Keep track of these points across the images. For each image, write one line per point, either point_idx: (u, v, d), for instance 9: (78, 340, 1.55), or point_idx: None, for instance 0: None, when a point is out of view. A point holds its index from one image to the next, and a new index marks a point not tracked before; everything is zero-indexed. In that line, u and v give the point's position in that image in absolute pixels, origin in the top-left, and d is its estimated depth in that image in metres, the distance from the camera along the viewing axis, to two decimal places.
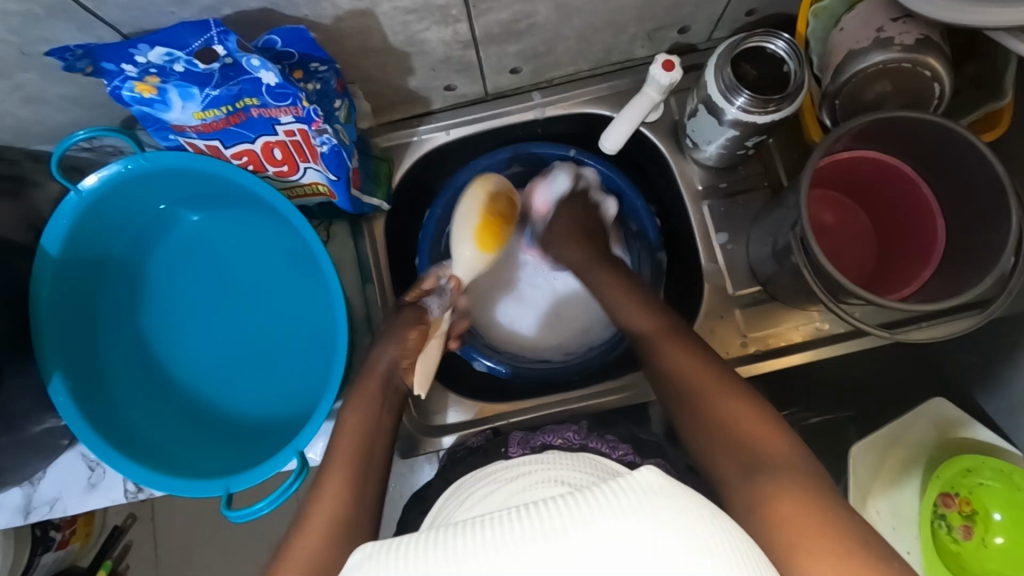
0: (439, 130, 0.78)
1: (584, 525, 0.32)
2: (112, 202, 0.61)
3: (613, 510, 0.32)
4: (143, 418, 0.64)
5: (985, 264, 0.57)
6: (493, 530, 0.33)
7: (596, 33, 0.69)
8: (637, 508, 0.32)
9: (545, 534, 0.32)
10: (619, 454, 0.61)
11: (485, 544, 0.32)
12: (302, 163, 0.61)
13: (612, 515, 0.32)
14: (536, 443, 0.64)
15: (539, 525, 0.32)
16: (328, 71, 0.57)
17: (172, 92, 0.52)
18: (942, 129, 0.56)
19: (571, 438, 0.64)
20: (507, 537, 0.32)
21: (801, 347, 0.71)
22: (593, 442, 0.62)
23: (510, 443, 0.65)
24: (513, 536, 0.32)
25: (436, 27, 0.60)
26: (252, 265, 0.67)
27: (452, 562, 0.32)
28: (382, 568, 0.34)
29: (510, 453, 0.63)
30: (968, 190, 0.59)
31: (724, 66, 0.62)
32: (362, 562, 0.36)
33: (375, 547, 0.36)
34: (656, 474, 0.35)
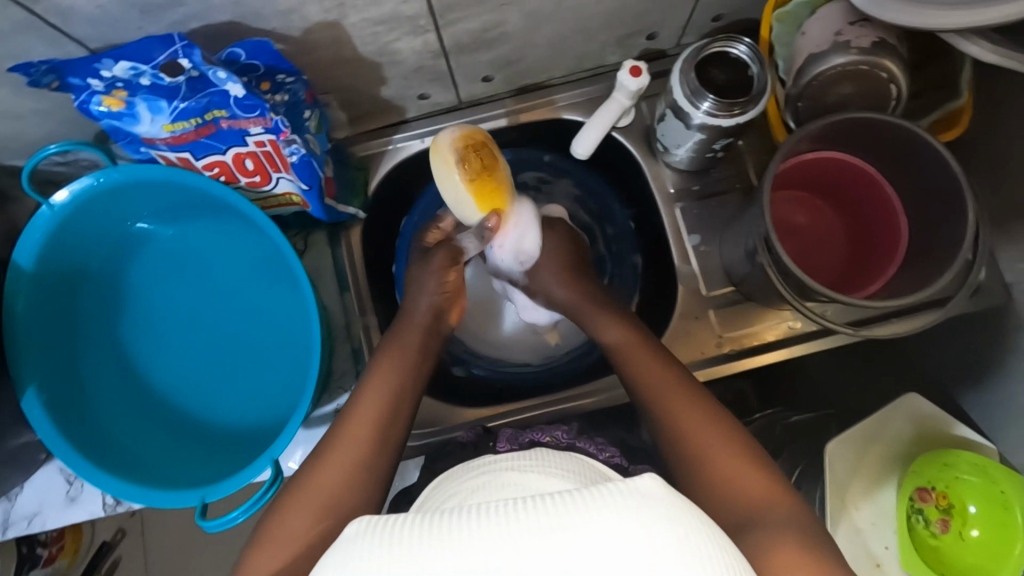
0: (415, 138, 0.78)
1: (583, 519, 0.33)
2: (85, 215, 0.62)
3: (609, 512, 0.33)
4: (119, 430, 0.64)
5: (946, 262, 0.58)
6: (488, 519, 0.34)
7: (567, 41, 0.70)
8: (627, 509, 0.34)
9: (550, 525, 0.33)
10: (605, 455, 0.61)
11: (480, 530, 0.33)
12: (274, 173, 0.62)
13: (609, 516, 0.33)
14: (525, 439, 0.62)
15: (542, 517, 0.33)
16: (296, 82, 0.58)
17: (139, 106, 0.52)
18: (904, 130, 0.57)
19: (560, 436, 0.64)
20: (506, 526, 0.33)
21: (775, 346, 0.72)
22: (580, 442, 0.61)
23: (499, 438, 0.65)
24: (511, 526, 0.33)
25: (406, 37, 0.61)
26: (228, 275, 0.68)
27: (448, 544, 0.33)
28: (373, 547, 0.35)
29: (498, 448, 0.63)
30: (929, 191, 0.60)
31: (688, 71, 0.63)
32: (357, 535, 0.36)
33: (370, 521, 0.37)
34: (654, 481, 0.36)
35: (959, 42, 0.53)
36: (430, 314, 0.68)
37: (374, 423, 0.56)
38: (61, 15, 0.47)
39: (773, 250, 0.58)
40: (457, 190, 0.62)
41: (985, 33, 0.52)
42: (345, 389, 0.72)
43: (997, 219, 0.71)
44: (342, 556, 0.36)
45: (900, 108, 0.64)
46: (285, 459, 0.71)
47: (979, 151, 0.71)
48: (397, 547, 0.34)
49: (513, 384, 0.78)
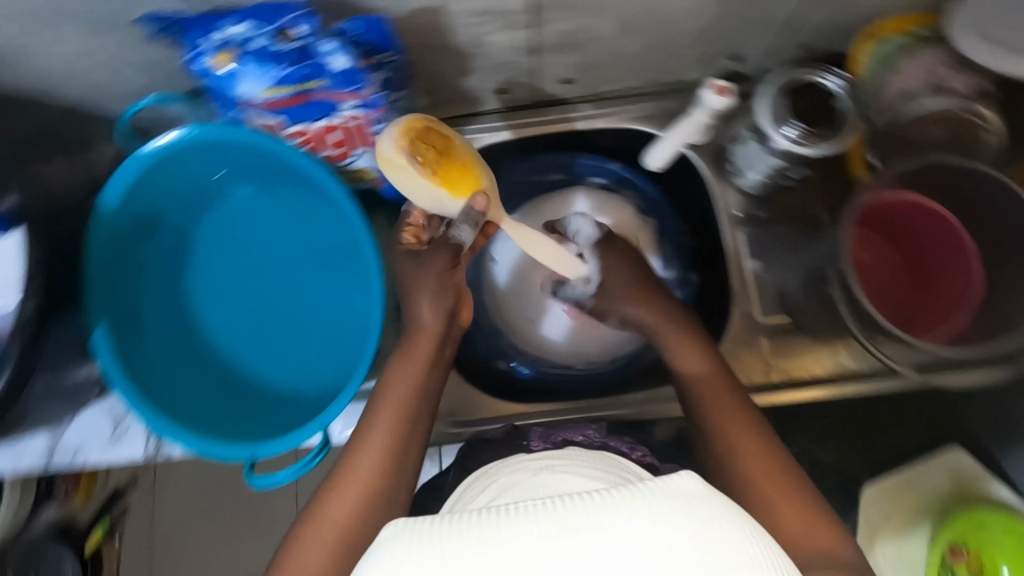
0: (487, 131, 0.79)
1: (605, 521, 0.33)
2: (171, 165, 0.63)
3: (639, 516, 0.33)
4: (175, 378, 0.65)
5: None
6: (521, 519, 0.34)
7: (653, 53, 0.71)
8: (662, 518, 0.33)
9: (563, 528, 0.33)
10: (638, 455, 0.62)
11: (513, 530, 0.34)
12: (355, 148, 0.64)
13: (637, 520, 0.33)
14: (558, 438, 0.62)
15: (559, 515, 0.34)
16: (397, 60, 0.58)
17: (245, 68, 0.54)
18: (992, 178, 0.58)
19: (592, 434, 0.64)
20: (537, 525, 0.33)
21: (823, 382, 0.71)
22: (613, 441, 0.62)
23: (531, 436, 0.65)
24: (539, 525, 0.33)
25: (501, 31, 0.62)
26: (296, 242, 0.69)
27: (485, 543, 0.34)
28: (410, 549, 0.35)
29: (530, 445, 0.63)
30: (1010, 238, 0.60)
31: (776, 97, 0.63)
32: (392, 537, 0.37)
33: (405, 521, 0.37)
34: (691, 480, 0.36)
35: None
36: (444, 322, 0.61)
37: (394, 414, 0.57)
38: None
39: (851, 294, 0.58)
40: (413, 187, 0.58)
41: None
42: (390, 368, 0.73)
43: None
44: (378, 557, 0.37)
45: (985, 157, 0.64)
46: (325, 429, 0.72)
47: None
48: (430, 546, 0.35)
49: (553, 386, 0.77)
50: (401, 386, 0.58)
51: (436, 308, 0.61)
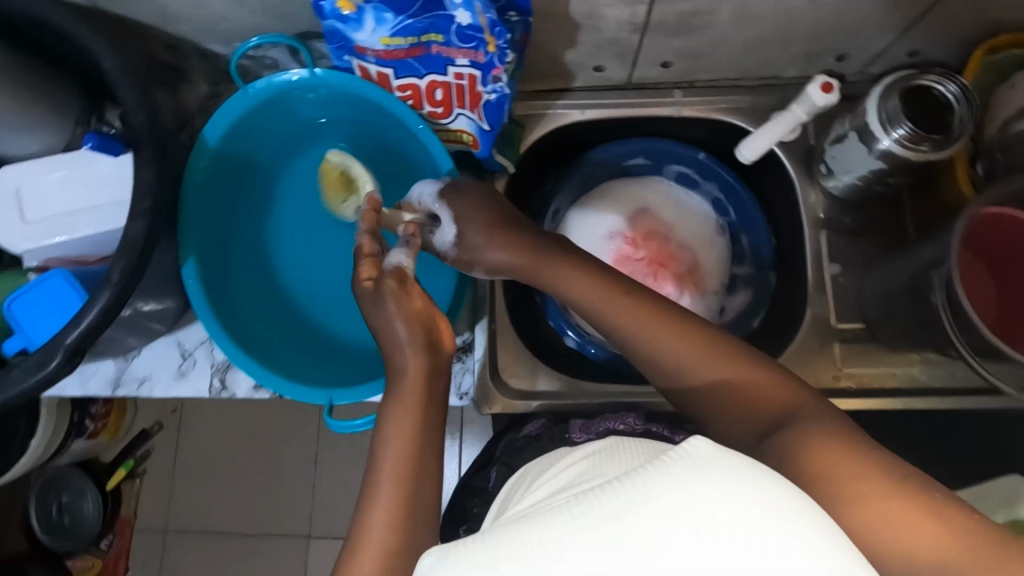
0: (576, 108, 0.79)
1: (643, 501, 0.27)
2: (279, 104, 0.65)
3: (667, 487, 0.28)
4: (253, 319, 0.66)
5: None
6: (552, 521, 0.28)
7: (760, 45, 0.70)
8: (691, 484, 0.28)
9: (606, 516, 0.28)
10: (680, 439, 0.66)
11: (546, 535, 0.28)
12: (457, 108, 0.64)
13: (666, 492, 0.27)
14: (600, 428, 0.66)
15: (604, 504, 0.28)
16: (519, 23, 0.56)
17: (369, 14, 0.53)
18: None
19: (632, 422, 0.67)
20: (571, 527, 0.28)
21: (894, 394, 0.71)
22: (654, 427, 0.66)
23: (571, 428, 0.67)
24: (573, 524, 0.28)
25: (618, 5, 0.61)
26: (385, 198, 0.70)
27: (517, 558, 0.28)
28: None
29: (572, 437, 0.66)
30: None
31: (889, 97, 0.62)
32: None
33: (437, 555, 0.31)
34: (707, 443, 0.30)
35: None
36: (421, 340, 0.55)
37: (409, 425, 0.50)
38: None
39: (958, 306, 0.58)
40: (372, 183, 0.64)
41: None
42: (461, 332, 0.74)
43: None
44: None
45: None
46: None
47: None
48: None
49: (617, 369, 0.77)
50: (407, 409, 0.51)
51: (411, 343, 0.54)
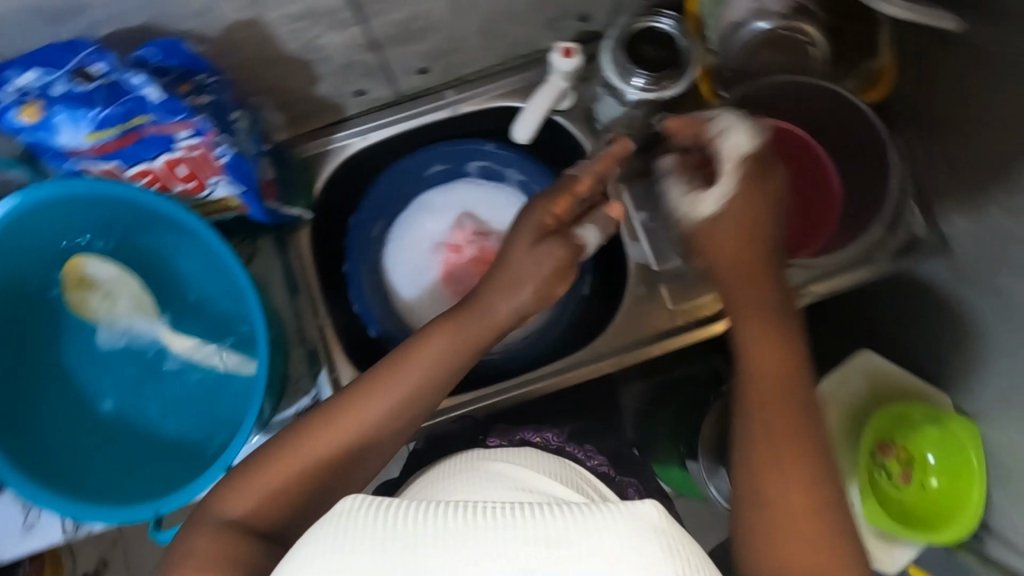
0: (356, 135, 0.78)
1: (576, 536, 0.33)
2: (17, 236, 0.58)
3: (597, 529, 0.34)
4: (66, 450, 0.62)
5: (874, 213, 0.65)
6: (491, 523, 0.34)
7: (497, 28, 0.71)
8: (625, 533, 0.34)
9: (540, 540, 0.33)
10: (596, 462, 0.63)
11: (481, 535, 0.34)
12: (209, 179, 0.61)
13: (596, 531, 0.34)
14: (515, 436, 0.64)
15: (543, 526, 0.34)
16: (216, 84, 0.57)
17: (58, 117, 0.51)
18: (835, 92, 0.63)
19: (550, 438, 0.65)
20: (502, 534, 0.34)
21: (726, 315, 0.73)
22: (569, 446, 0.62)
23: (488, 433, 0.67)
24: (509, 534, 0.34)
25: (331, 32, 0.61)
26: (183, 286, 0.68)
27: (455, 543, 0.34)
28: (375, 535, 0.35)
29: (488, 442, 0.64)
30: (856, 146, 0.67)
31: (616, 48, 0.64)
32: (349, 511, 0.36)
33: (366, 499, 0.37)
34: (655, 509, 0.35)
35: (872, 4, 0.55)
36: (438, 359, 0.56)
37: (370, 408, 0.53)
38: None
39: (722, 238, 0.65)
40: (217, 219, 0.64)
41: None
42: (306, 390, 0.73)
43: (931, 174, 0.73)
44: (333, 528, 0.36)
45: (822, 67, 0.66)
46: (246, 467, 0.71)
47: (907, 109, 0.74)
48: (397, 528, 0.35)
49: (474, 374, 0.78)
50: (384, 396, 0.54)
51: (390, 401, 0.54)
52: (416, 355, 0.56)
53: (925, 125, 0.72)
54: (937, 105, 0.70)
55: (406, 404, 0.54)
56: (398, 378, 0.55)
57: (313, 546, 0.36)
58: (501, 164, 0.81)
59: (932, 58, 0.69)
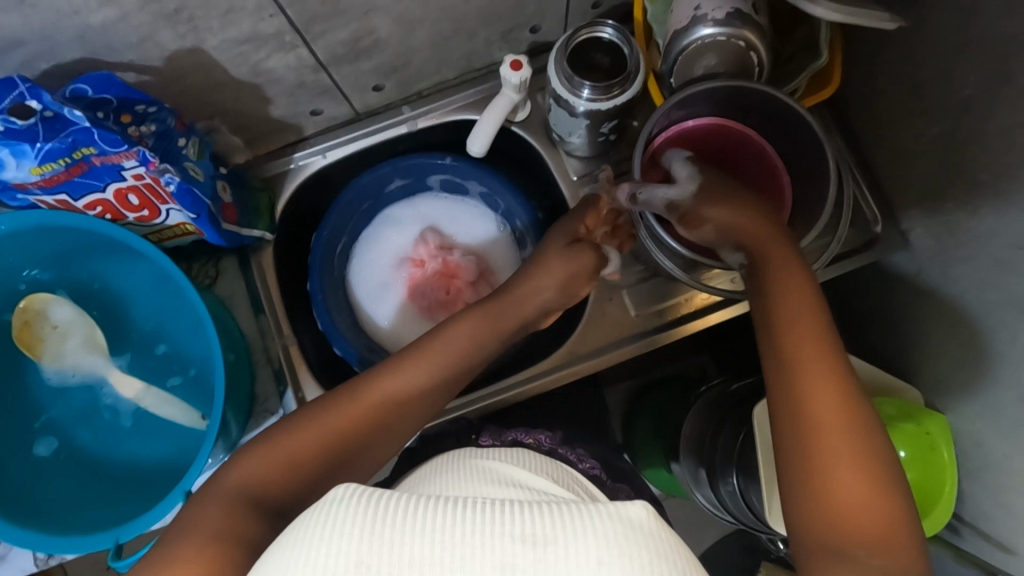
0: (316, 154, 0.79)
1: (570, 537, 0.31)
2: None
3: (586, 535, 0.31)
4: (29, 482, 0.63)
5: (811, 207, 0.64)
6: (477, 521, 0.31)
7: (446, 43, 0.71)
8: (614, 540, 0.31)
9: (529, 538, 0.31)
10: (585, 466, 0.65)
11: (465, 532, 0.31)
12: (162, 206, 0.61)
13: (585, 540, 0.31)
14: (507, 437, 0.65)
15: (530, 523, 0.31)
16: (159, 111, 0.58)
17: (1, 152, 0.51)
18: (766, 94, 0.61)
19: (543, 441, 0.66)
20: (488, 532, 0.31)
21: (689, 318, 0.74)
22: (561, 447, 0.64)
23: (482, 432, 0.69)
24: (496, 531, 0.31)
25: (276, 54, 0.61)
26: (144, 312, 0.69)
27: (439, 541, 0.31)
28: (358, 525, 0.32)
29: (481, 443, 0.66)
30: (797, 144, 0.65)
31: (562, 59, 0.64)
32: (340, 499, 0.34)
33: (356, 489, 0.34)
34: (647, 512, 0.33)
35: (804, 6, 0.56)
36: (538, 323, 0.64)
37: (393, 387, 0.55)
38: None
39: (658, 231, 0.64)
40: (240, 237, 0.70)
41: None
42: (272, 412, 0.73)
43: (884, 167, 0.74)
44: (322, 516, 0.33)
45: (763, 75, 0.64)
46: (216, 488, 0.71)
47: (856, 104, 0.75)
48: (382, 523, 0.32)
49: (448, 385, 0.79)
50: (389, 390, 0.55)
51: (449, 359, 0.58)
52: (417, 359, 0.57)
53: (875, 119, 0.73)
54: (885, 99, 0.70)
55: (405, 404, 0.55)
56: (400, 376, 0.56)
57: (301, 535, 0.33)
58: (461, 175, 0.80)
59: (876, 54, 0.69)
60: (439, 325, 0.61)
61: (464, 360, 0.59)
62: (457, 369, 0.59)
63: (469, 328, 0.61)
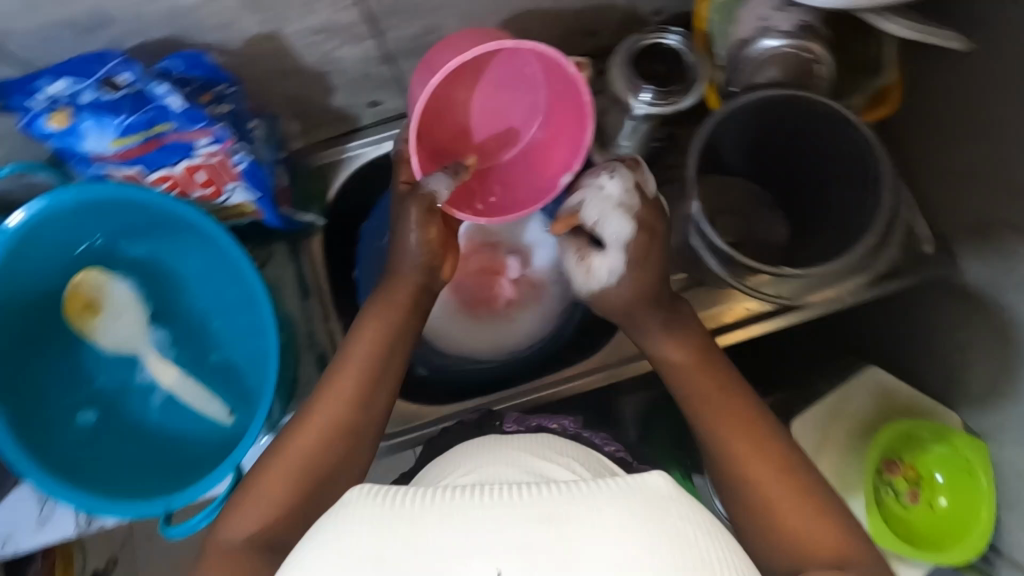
0: (370, 144, 0.79)
1: (581, 512, 0.35)
2: (43, 233, 0.61)
3: (593, 511, 0.35)
4: (88, 449, 0.65)
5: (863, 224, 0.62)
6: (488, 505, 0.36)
7: (508, 43, 0.72)
8: (624, 505, 0.36)
9: (541, 517, 0.35)
10: (610, 449, 0.62)
11: (480, 516, 0.35)
12: (227, 185, 0.63)
13: (594, 515, 0.35)
14: (532, 422, 0.64)
15: (534, 505, 0.36)
16: (235, 92, 0.59)
17: (85, 123, 0.53)
18: (824, 108, 0.61)
19: (566, 425, 0.64)
20: (498, 515, 0.35)
21: (733, 327, 0.74)
22: (586, 433, 0.62)
23: (505, 419, 0.67)
24: (507, 513, 0.35)
25: (347, 45, 0.63)
26: (199, 289, 0.71)
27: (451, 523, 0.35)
28: (372, 519, 0.36)
29: (504, 428, 0.64)
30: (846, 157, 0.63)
31: (625, 64, 0.65)
32: (355, 502, 0.38)
33: (372, 489, 0.39)
34: (661, 481, 0.39)
35: (874, 20, 0.57)
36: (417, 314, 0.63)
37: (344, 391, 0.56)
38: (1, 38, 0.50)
39: (707, 236, 0.63)
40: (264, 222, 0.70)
41: (895, 10, 0.57)
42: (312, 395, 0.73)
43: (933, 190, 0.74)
44: (346, 516, 0.37)
45: (828, 87, 0.64)
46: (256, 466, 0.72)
47: (908, 125, 0.75)
48: (396, 518, 0.36)
49: (480, 380, 0.80)
50: (351, 375, 0.57)
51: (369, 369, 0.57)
52: (361, 335, 0.59)
53: (928, 140, 0.73)
54: (940, 121, 0.70)
55: (375, 378, 0.57)
56: (357, 361, 0.57)
57: (325, 537, 0.37)
58: None
59: (936, 75, 0.69)
60: (359, 315, 0.61)
61: (409, 327, 0.60)
62: (406, 334, 0.60)
63: (391, 313, 0.60)
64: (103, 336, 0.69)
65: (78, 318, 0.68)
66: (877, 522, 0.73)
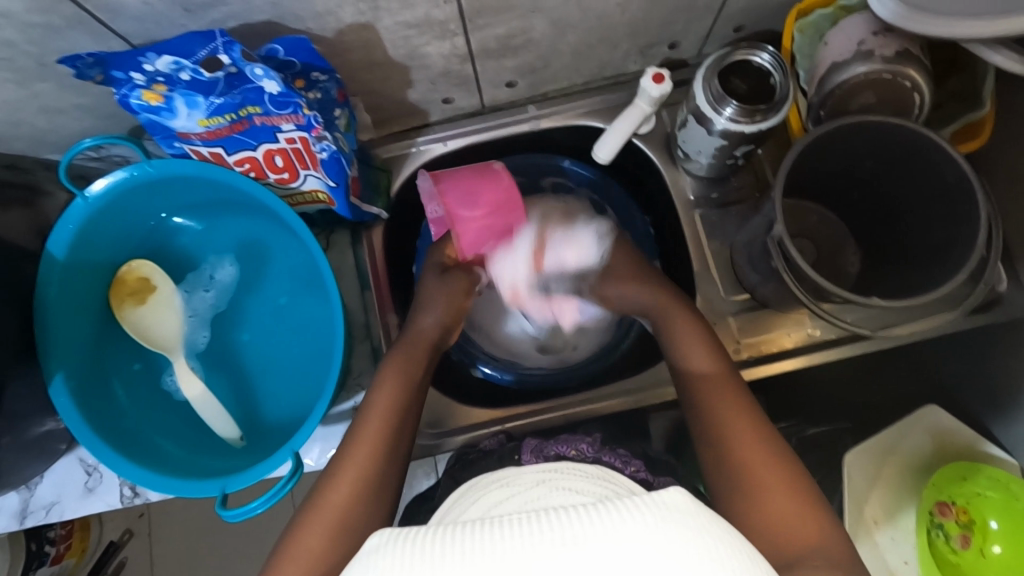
0: (437, 141, 0.80)
1: (601, 534, 0.34)
2: (121, 205, 0.64)
3: (618, 536, 0.34)
4: (144, 425, 0.66)
5: (959, 260, 0.60)
6: (513, 531, 0.35)
7: (590, 50, 0.71)
8: (657, 526, 0.35)
9: (561, 540, 0.34)
10: (632, 471, 0.62)
11: (503, 544, 0.34)
12: (303, 171, 0.63)
13: (616, 534, 0.34)
14: (550, 452, 0.63)
15: (551, 531, 0.34)
16: (329, 80, 0.59)
17: (178, 100, 0.53)
18: (913, 134, 0.59)
19: (585, 450, 0.64)
20: (519, 541, 0.34)
21: (793, 353, 0.72)
22: (606, 456, 0.62)
23: (523, 450, 0.65)
24: (527, 538, 0.34)
25: (435, 41, 0.63)
26: (261, 275, 0.71)
27: (472, 562, 0.34)
28: (399, 557, 0.36)
29: (522, 461, 0.63)
30: (938, 193, 0.63)
31: (711, 78, 0.64)
32: (376, 547, 0.38)
33: (390, 533, 0.39)
34: (682, 496, 0.37)
35: (981, 51, 0.56)
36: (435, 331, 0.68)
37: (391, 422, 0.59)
38: (109, 12, 0.50)
39: (787, 255, 0.61)
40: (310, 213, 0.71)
41: (1005, 44, 0.55)
42: (363, 387, 0.72)
43: (1014, 230, 0.72)
44: (368, 566, 0.37)
45: (923, 116, 0.65)
46: (302, 454, 0.72)
47: (1002, 161, 0.72)
48: (422, 562, 0.35)
49: (531, 388, 0.81)
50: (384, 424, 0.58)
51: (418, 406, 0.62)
52: (383, 386, 0.61)
53: (1016, 179, 0.71)
54: None
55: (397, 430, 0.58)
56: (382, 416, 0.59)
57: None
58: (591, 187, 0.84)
59: None
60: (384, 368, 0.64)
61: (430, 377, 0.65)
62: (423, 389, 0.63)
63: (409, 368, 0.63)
64: (141, 328, 0.68)
65: (118, 304, 0.67)
66: (927, 565, 0.71)
